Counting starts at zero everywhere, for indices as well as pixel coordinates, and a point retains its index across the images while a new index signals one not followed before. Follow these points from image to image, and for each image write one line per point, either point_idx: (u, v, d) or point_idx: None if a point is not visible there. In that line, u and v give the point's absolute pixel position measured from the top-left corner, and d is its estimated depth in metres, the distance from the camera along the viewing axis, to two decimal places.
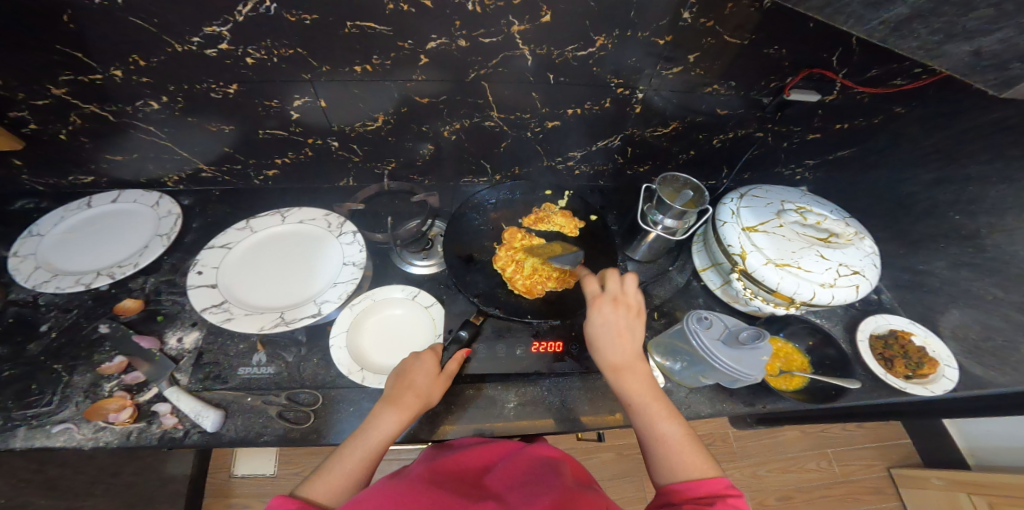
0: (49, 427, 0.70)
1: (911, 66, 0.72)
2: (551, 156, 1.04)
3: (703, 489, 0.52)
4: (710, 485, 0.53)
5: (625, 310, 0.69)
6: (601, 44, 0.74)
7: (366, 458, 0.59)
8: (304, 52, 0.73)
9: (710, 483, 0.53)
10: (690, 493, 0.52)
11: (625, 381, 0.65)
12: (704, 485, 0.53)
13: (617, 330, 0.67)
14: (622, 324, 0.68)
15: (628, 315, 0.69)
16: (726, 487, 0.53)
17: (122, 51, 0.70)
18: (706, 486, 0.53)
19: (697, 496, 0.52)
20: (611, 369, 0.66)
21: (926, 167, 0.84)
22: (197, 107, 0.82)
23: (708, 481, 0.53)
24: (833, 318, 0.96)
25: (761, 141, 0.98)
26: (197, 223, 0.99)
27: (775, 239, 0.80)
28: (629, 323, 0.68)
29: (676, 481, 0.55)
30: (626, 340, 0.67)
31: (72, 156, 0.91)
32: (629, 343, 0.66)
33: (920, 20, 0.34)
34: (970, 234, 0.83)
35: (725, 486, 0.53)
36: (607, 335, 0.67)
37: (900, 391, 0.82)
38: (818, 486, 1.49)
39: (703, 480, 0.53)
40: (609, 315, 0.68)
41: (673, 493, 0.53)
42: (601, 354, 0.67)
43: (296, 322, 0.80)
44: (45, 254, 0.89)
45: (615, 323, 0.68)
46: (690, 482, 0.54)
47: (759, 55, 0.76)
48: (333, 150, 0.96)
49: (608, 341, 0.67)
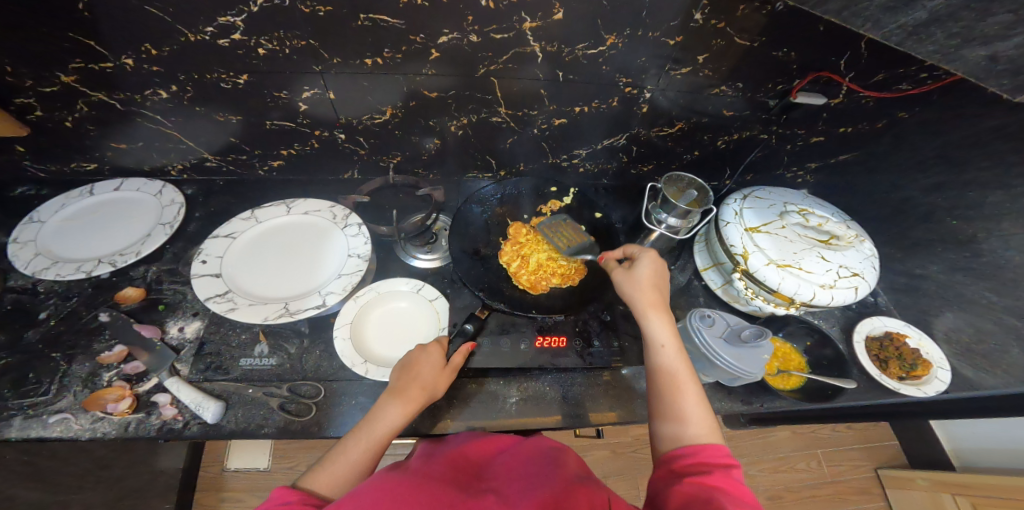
0: (46, 417, 0.70)
1: (917, 71, 0.73)
2: (557, 153, 1.04)
3: (705, 457, 0.52)
4: (713, 452, 0.52)
5: (660, 278, 0.73)
6: (612, 42, 0.75)
7: (369, 449, 0.59)
8: (316, 44, 0.72)
9: (711, 450, 0.53)
10: (690, 457, 0.53)
11: (653, 330, 0.67)
12: (709, 453, 0.52)
13: (654, 290, 0.71)
14: (657, 282, 0.72)
15: (661, 282, 0.73)
16: (727, 458, 0.52)
17: (132, 39, 0.70)
18: (707, 449, 0.53)
19: (700, 465, 0.51)
20: (642, 315, 0.68)
21: (927, 172, 0.85)
22: (205, 97, 0.81)
23: (711, 447, 0.53)
24: (831, 320, 0.97)
25: (765, 143, 0.99)
26: (200, 213, 0.98)
27: (777, 240, 0.81)
28: (661, 288, 0.72)
29: (681, 443, 0.55)
30: (658, 295, 0.71)
31: (75, 143, 0.89)
32: (661, 300, 0.70)
33: (939, 24, 0.35)
34: (967, 239, 0.84)
35: (725, 455, 0.52)
36: (643, 292, 0.70)
37: (894, 391, 0.83)
38: (808, 485, 1.51)
39: (706, 446, 0.53)
40: (646, 278, 0.72)
41: (673, 459, 0.54)
42: (635, 300, 0.70)
43: (300, 313, 0.80)
44: (46, 242, 0.88)
45: (650, 284, 0.71)
46: (693, 445, 0.54)
47: (768, 57, 0.77)
48: (339, 143, 0.96)
49: (641, 295, 0.70)
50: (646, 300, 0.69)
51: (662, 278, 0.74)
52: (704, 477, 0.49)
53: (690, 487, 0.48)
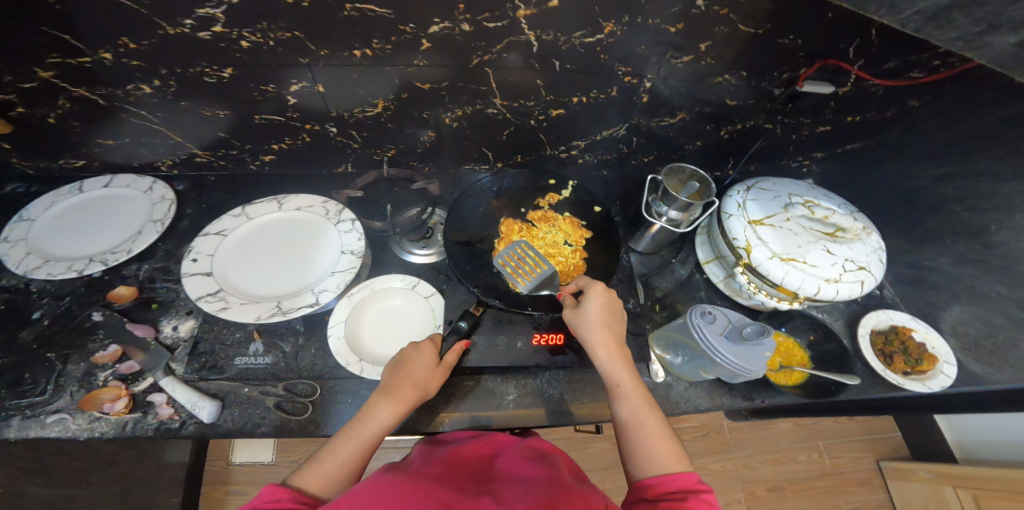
0: (43, 417, 0.69)
1: (930, 58, 0.69)
2: (555, 145, 1.01)
3: (677, 483, 0.52)
4: (684, 480, 0.52)
5: (609, 308, 0.71)
6: (610, 30, 0.72)
7: (359, 449, 0.58)
8: (302, 35, 0.70)
9: (682, 478, 0.52)
10: (663, 486, 0.52)
11: (608, 366, 0.66)
12: (679, 479, 0.52)
13: (603, 323, 0.69)
14: (610, 317, 0.70)
15: (611, 311, 0.71)
16: (699, 483, 0.52)
17: (113, 33, 0.68)
18: (677, 479, 0.52)
19: (671, 491, 0.51)
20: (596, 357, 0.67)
21: (937, 162, 0.82)
22: (191, 91, 0.79)
23: (683, 475, 0.53)
24: (835, 313, 0.95)
25: (769, 132, 0.96)
26: (192, 209, 0.97)
27: (781, 233, 0.79)
28: (611, 318, 0.70)
29: (651, 474, 0.54)
30: (610, 327, 0.69)
31: (62, 140, 0.88)
32: (613, 332, 0.69)
33: (961, 8, 0.33)
34: (977, 231, 0.82)
35: (697, 482, 0.52)
36: (594, 326, 0.69)
37: (897, 386, 0.82)
38: (808, 477, 1.51)
39: (678, 474, 0.53)
40: (594, 311, 0.70)
41: (647, 487, 0.52)
42: (586, 341, 0.69)
43: (293, 311, 0.79)
44: (36, 240, 0.87)
45: (598, 317, 0.69)
46: (664, 475, 0.53)
47: (774, 44, 0.74)
48: (331, 136, 0.93)
49: (591, 330, 0.68)
50: (595, 334, 0.68)
51: (615, 312, 0.71)
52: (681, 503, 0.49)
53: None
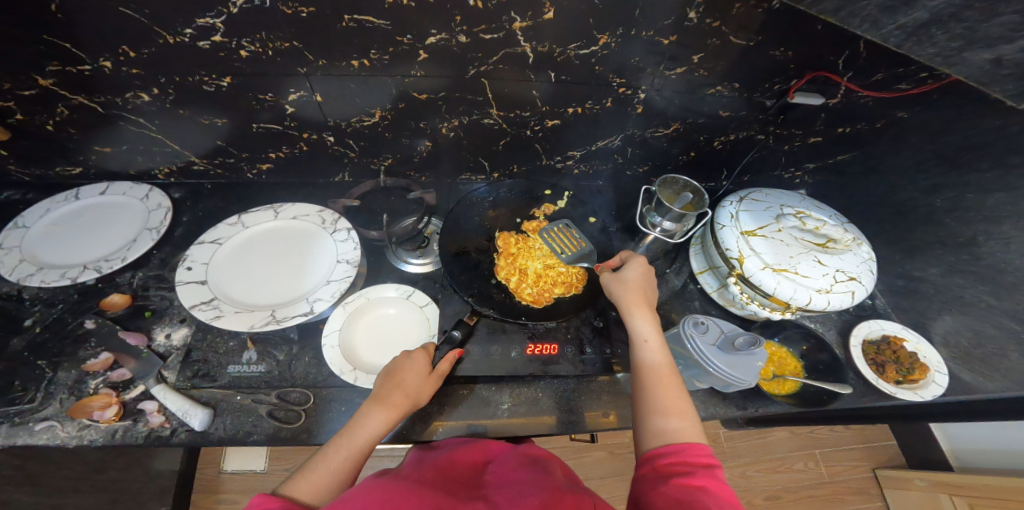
0: (32, 424, 0.69)
1: (917, 71, 0.71)
2: (551, 155, 1.02)
3: (688, 454, 0.52)
4: (696, 451, 0.52)
5: (642, 280, 0.74)
6: (604, 42, 0.73)
7: (350, 457, 0.58)
8: (301, 45, 0.71)
9: (693, 448, 0.52)
10: (673, 456, 0.52)
11: (638, 328, 0.68)
12: (689, 449, 0.52)
13: (637, 290, 0.72)
14: (645, 285, 0.74)
15: (646, 282, 0.74)
16: (709, 457, 0.52)
17: (112, 41, 0.69)
18: (687, 444, 0.53)
19: (681, 460, 0.51)
20: (627, 314, 0.69)
21: (926, 173, 0.84)
22: (189, 99, 0.80)
23: (694, 446, 0.53)
24: (828, 323, 0.96)
25: (761, 144, 0.98)
26: (187, 217, 0.97)
27: (773, 244, 0.80)
28: (646, 289, 0.73)
29: (662, 445, 0.54)
30: (644, 294, 0.72)
31: (60, 147, 0.88)
32: (646, 299, 0.71)
33: (939, 24, 0.34)
34: (966, 242, 0.83)
35: (708, 454, 0.52)
36: (630, 291, 0.72)
37: (889, 395, 0.83)
38: (806, 486, 1.50)
39: (688, 443, 0.53)
40: (630, 278, 0.74)
41: (655, 458, 0.53)
42: (621, 299, 0.72)
43: (287, 320, 0.79)
44: (31, 248, 0.86)
45: (632, 285, 0.73)
46: (677, 444, 0.53)
47: (765, 56, 0.75)
48: (329, 145, 0.94)
49: (627, 292, 0.72)
50: (628, 297, 0.71)
51: (650, 282, 0.75)
52: (689, 477, 0.48)
53: (672, 489, 0.47)
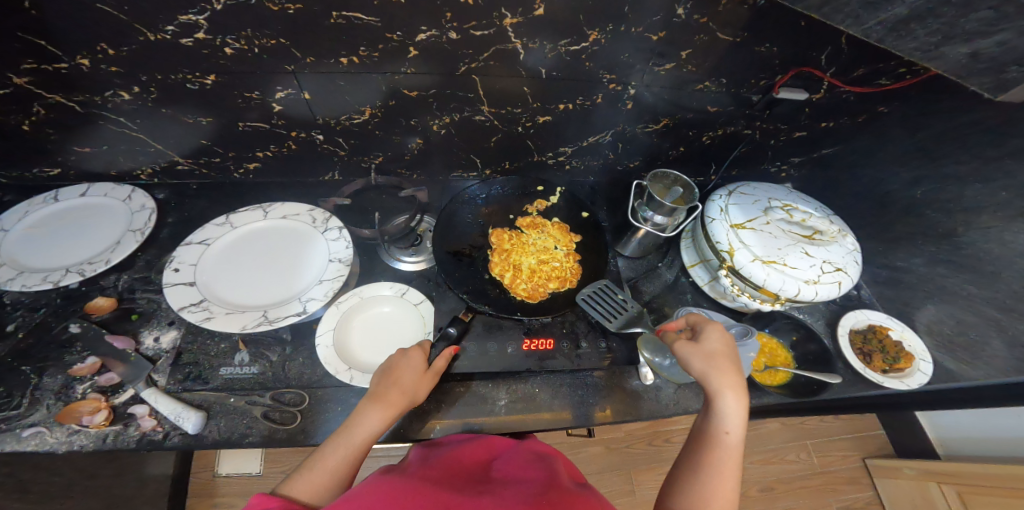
0: (20, 430, 0.67)
1: (896, 66, 0.73)
2: (542, 151, 1.03)
3: None
4: None
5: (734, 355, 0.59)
6: (593, 38, 0.73)
7: (348, 456, 0.58)
8: (288, 42, 0.70)
9: None
10: None
11: (722, 416, 0.56)
12: None
13: (729, 369, 0.57)
14: (735, 361, 0.59)
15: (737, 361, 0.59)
16: None
17: (90, 38, 0.67)
18: None
19: None
20: (715, 399, 0.57)
21: (908, 166, 0.86)
22: (172, 98, 0.78)
23: None
24: (816, 314, 0.98)
25: (749, 138, 0.99)
26: (173, 218, 0.95)
27: (762, 237, 0.81)
28: (737, 367, 0.59)
29: None
30: (736, 374, 0.58)
31: (38, 148, 0.86)
32: (737, 381, 0.58)
33: (920, 20, 0.35)
34: (947, 233, 0.85)
35: None
36: (724, 371, 0.57)
37: (877, 383, 0.85)
38: (797, 476, 1.54)
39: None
40: (719, 351, 0.59)
41: None
42: (708, 377, 0.57)
43: (280, 320, 0.77)
44: (10, 251, 0.84)
45: (725, 363, 0.58)
46: None
47: (752, 52, 0.76)
48: (318, 144, 0.93)
49: (718, 372, 0.57)
50: (718, 378, 0.57)
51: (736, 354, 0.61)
52: None
53: None
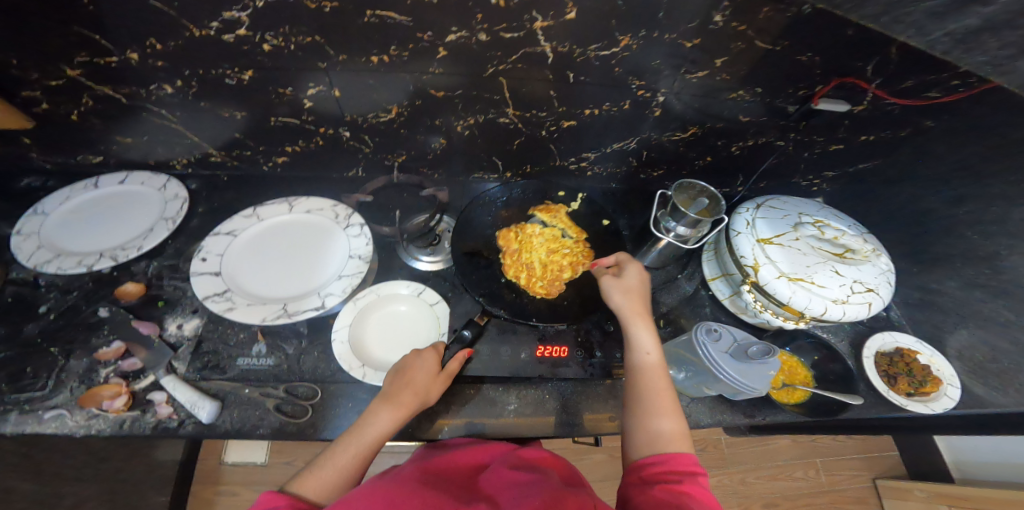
0: (41, 412, 0.69)
1: (949, 78, 0.69)
2: (566, 156, 1.02)
3: (674, 463, 0.52)
4: (681, 459, 0.53)
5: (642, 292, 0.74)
6: (626, 44, 0.72)
7: (358, 455, 0.57)
8: (322, 40, 0.71)
9: (682, 457, 0.53)
10: (659, 464, 0.53)
11: (639, 338, 0.68)
12: (675, 459, 0.53)
13: (635, 301, 0.72)
14: (643, 295, 0.74)
15: (646, 295, 0.74)
16: (695, 464, 0.53)
17: (137, 33, 0.69)
18: (680, 456, 0.53)
19: (667, 470, 0.52)
20: (628, 324, 0.69)
21: (951, 184, 0.83)
22: (210, 92, 0.80)
23: (680, 454, 0.54)
24: (839, 334, 0.94)
25: (781, 150, 0.96)
26: (202, 208, 0.97)
27: (789, 253, 0.79)
28: (644, 300, 0.73)
29: (649, 452, 0.55)
30: (643, 304, 0.72)
31: (82, 136, 0.89)
32: (644, 309, 0.71)
33: (992, 32, 0.33)
34: (988, 255, 0.82)
35: (693, 463, 0.53)
36: (629, 300, 0.72)
37: (900, 407, 0.81)
38: (807, 496, 1.48)
39: (678, 453, 0.54)
40: (624, 288, 0.74)
41: (643, 466, 0.54)
42: (621, 308, 0.72)
43: (298, 315, 0.80)
44: (49, 235, 0.87)
45: (629, 296, 0.72)
46: (665, 452, 0.54)
47: (790, 61, 0.74)
48: (344, 140, 0.94)
49: (628, 301, 0.72)
50: (627, 305, 0.71)
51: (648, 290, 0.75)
52: (675, 484, 0.50)
53: (660, 493, 0.48)
